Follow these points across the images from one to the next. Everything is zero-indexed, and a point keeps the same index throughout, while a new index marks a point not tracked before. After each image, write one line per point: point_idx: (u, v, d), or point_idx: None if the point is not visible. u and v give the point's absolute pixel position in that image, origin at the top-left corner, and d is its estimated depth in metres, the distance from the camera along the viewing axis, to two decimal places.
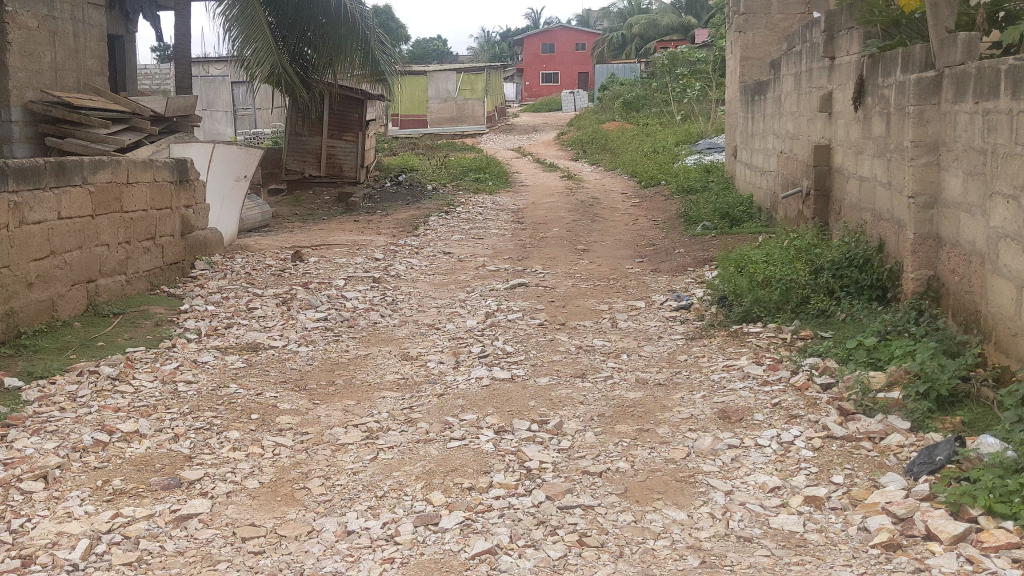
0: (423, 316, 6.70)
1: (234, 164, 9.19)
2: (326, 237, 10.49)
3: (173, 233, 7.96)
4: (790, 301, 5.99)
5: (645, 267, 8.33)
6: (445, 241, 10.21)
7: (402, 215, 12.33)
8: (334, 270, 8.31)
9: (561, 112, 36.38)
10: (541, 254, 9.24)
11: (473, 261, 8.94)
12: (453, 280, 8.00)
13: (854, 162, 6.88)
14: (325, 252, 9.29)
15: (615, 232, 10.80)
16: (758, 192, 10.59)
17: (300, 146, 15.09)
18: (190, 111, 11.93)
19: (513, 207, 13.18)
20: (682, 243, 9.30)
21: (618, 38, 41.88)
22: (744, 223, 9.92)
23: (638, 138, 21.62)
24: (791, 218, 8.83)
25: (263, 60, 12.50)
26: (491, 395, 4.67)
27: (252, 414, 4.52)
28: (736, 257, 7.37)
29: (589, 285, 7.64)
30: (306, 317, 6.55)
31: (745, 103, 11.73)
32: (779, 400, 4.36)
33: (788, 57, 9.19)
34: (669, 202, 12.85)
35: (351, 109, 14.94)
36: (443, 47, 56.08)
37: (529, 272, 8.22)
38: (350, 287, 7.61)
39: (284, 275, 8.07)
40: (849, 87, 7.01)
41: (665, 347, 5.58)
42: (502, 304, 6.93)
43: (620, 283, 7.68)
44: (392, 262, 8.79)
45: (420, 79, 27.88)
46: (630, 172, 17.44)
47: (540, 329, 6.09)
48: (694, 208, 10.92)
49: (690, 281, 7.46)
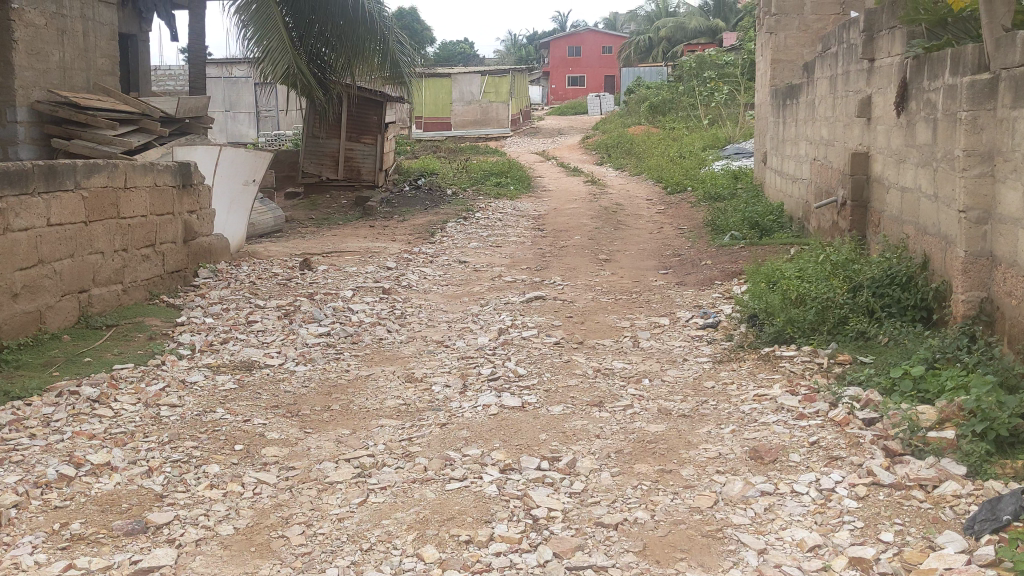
0: (432, 331, 6.31)
1: (241, 167, 8.83)
2: (339, 243, 10.12)
3: (174, 240, 7.61)
4: (827, 322, 5.54)
5: (670, 280, 7.89)
6: (462, 249, 9.82)
7: (419, 221, 11.96)
8: (343, 280, 7.93)
9: (587, 115, 35.99)
10: (560, 265, 8.81)
11: (489, 271, 8.54)
12: (467, 291, 7.60)
13: (895, 171, 6.42)
14: (336, 260, 8.92)
15: (638, 240, 10.37)
16: (789, 200, 10.12)
17: (317, 149, 14.77)
18: (202, 113, 11.60)
19: (534, 213, 12.78)
20: (709, 253, 8.85)
21: (645, 42, 41.39)
22: (774, 233, 9.46)
23: (664, 142, 21.19)
24: (825, 229, 8.38)
25: (277, 61, 12.13)
26: (499, 426, 4.25)
27: (237, 444, 4.13)
28: (767, 271, 6.92)
29: (610, 299, 7.20)
30: (308, 332, 6.17)
31: (775, 107, 11.27)
32: (818, 438, 3.92)
33: (823, 59, 8.74)
34: (696, 210, 12.40)
35: (370, 111, 14.62)
36: (469, 50, 55.81)
37: (547, 283, 7.81)
38: (357, 298, 7.22)
39: (290, 285, 7.71)
40: (891, 91, 6.55)
41: (690, 371, 5.14)
42: (517, 319, 6.51)
43: (643, 297, 7.25)
44: (404, 272, 8.41)
45: (443, 81, 27.53)
46: (656, 178, 17.01)
47: (555, 349, 5.67)
48: (722, 216, 10.46)
49: (718, 296, 7.01)
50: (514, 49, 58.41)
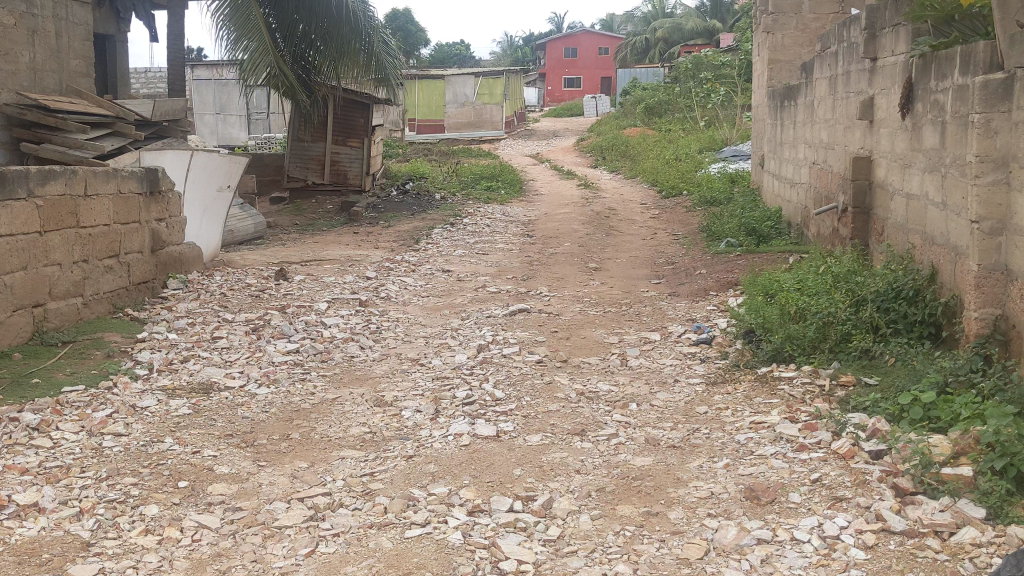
0: (409, 347, 5.94)
1: (215, 173, 8.48)
2: (319, 251, 9.75)
3: (141, 249, 7.24)
4: (828, 340, 5.17)
5: (663, 291, 7.52)
6: (446, 257, 9.46)
7: (405, 227, 11.59)
8: (319, 291, 7.56)
9: (583, 117, 35.65)
10: (548, 274, 8.43)
11: (473, 281, 8.17)
12: (448, 303, 7.24)
13: (900, 177, 6.06)
14: (314, 269, 8.55)
15: (630, 247, 10.01)
16: (787, 206, 9.77)
17: (303, 153, 14.39)
18: (181, 116, 11.22)
19: (524, 218, 12.42)
20: (703, 262, 8.48)
21: (641, 43, 41.15)
22: (771, 240, 9.11)
23: (659, 144, 20.84)
24: (825, 237, 8.02)
25: (258, 62, 11.74)
26: (470, 459, 3.88)
27: (181, 481, 3.75)
28: (764, 282, 6.55)
29: (598, 312, 6.83)
30: (275, 350, 5.79)
31: (773, 108, 10.92)
32: (821, 475, 3.55)
33: (823, 60, 8.38)
34: (690, 215, 12.03)
35: (357, 113, 14.25)
36: (464, 52, 55.44)
37: (533, 294, 7.45)
38: (332, 311, 6.86)
39: (263, 296, 7.34)
40: (895, 93, 6.19)
41: (681, 394, 4.76)
42: (498, 334, 6.14)
43: (633, 309, 6.89)
44: (384, 282, 8.04)
45: (437, 83, 27.15)
46: (650, 181, 16.66)
47: (537, 368, 5.30)
48: (717, 223, 10.10)
49: (712, 309, 6.65)
50: (509, 50, 58.06)
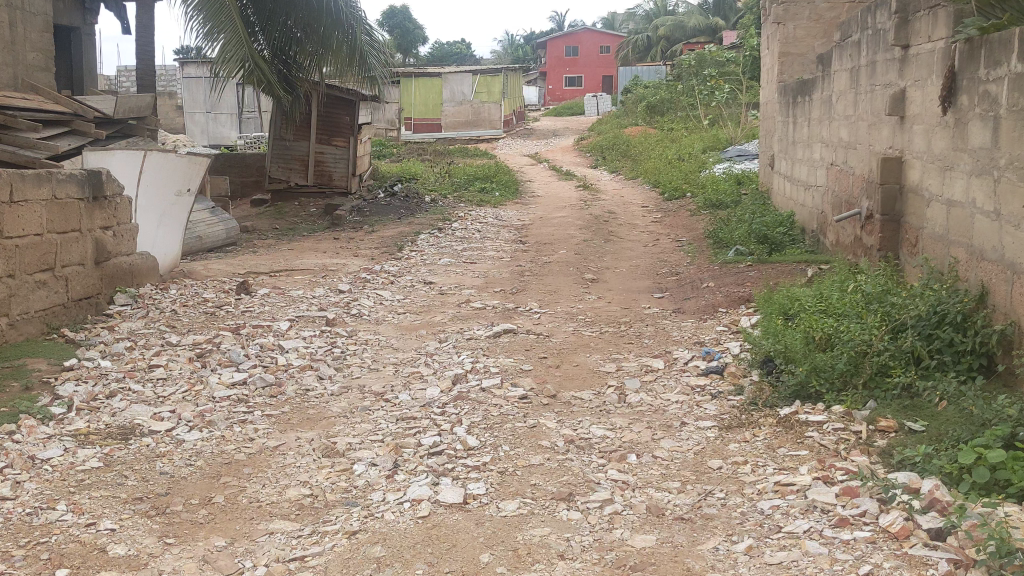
0: (374, 377, 5.14)
1: (172, 175, 7.69)
2: (293, 259, 8.96)
3: (82, 261, 6.46)
4: (862, 373, 4.41)
5: (666, 307, 6.73)
6: (430, 266, 8.68)
7: (390, 232, 10.81)
8: (283, 307, 6.79)
9: (583, 116, 34.91)
10: (540, 287, 7.64)
11: (457, 294, 7.39)
12: (426, 322, 6.45)
13: (939, 181, 5.29)
14: (282, 280, 7.78)
15: (630, 255, 9.23)
16: (801, 210, 9.01)
17: (285, 152, 13.60)
18: (147, 113, 10.43)
19: (518, 222, 11.63)
20: (710, 273, 7.69)
21: (643, 41, 40.55)
22: (785, 249, 8.26)
23: (661, 143, 20.05)
24: (846, 246, 7.24)
25: (229, 55, 10.82)
26: (427, 538, 3.10)
27: (61, 569, 2.97)
28: (782, 297, 5.78)
29: (593, 333, 6.04)
30: (218, 381, 5.00)
31: (784, 105, 10.13)
32: (871, 568, 2.77)
33: (841, 51, 7.62)
34: (695, 219, 11.24)
35: (341, 111, 13.51)
36: (464, 50, 54.58)
37: (522, 312, 6.67)
38: (294, 332, 6.07)
39: (218, 314, 6.56)
40: (932, 83, 5.42)
41: (690, 442, 3.97)
42: (478, 361, 5.36)
43: (634, 329, 6.10)
44: (358, 296, 7.26)
45: (433, 82, 26.25)
46: (652, 182, 15.88)
47: (521, 407, 4.51)
48: (724, 229, 9.31)
49: (722, 330, 5.86)
50: (509, 49, 57.20)
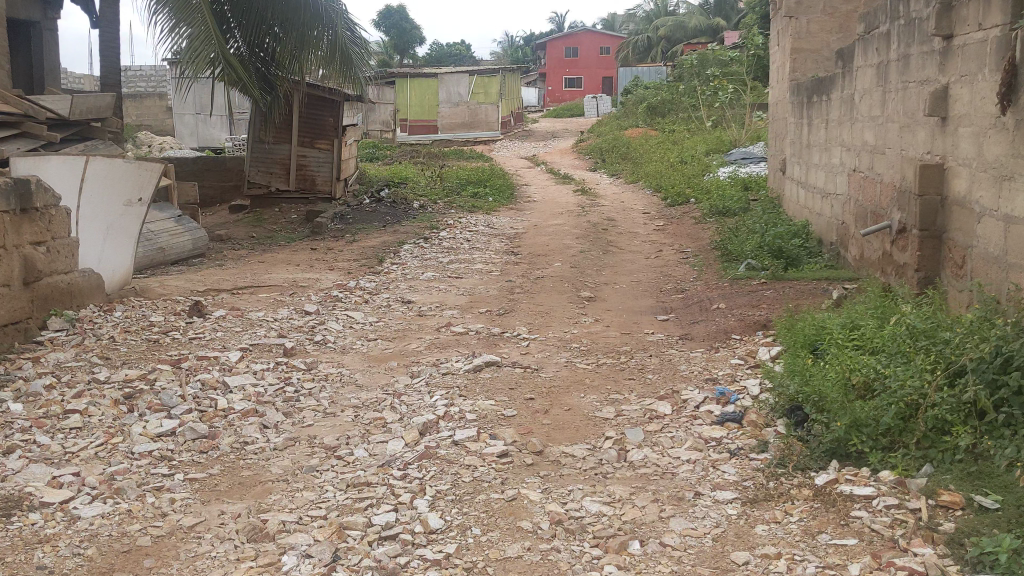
0: (329, 425, 4.34)
1: (120, 183, 6.93)
2: (260, 274, 8.16)
3: (9, 281, 5.68)
4: (914, 430, 3.62)
5: (672, 333, 5.93)
6: (410, 281, 7.89)
7: (371, 242, 10.03)
8: (237, 333, 6.00)
9: (583, 117, 34.16)
10: (531, 307, 6.83)
11: (437, 315, 6.58)
12: (398, 351, 5.64)
13: (993, 193, 4.51)
14: (243, 300, 7.00)
15: (631, 268, 8.45)
16: (818, 220, 8.23)
17: (265, 155, 12.77)
18: (107, 114, 9.63)
19: (511, 230, 10.85)
20: (720, 291, 6.90)
21: (644, 41, 39.86)
22: (803, 263, 7.46)
23: (663, 145, 19.28)
24: (873, 262, 6.46)
25: (198, 52, 9.98)
26: None
27: None
28: (808, 326, 5.00)
29: (589, 366, 5.22)
30: (141, 433, 4.21)
31: (796, 105, 9.35)
32: None
33: (866, 45, 6.83)
34: (700, 227, 10.46)
35: (325, 112, 12.71)
36: (463, 51, 53.76)
37: (508, 338, 5.88)
38: (243, 366, 5.27)
39: (162, 342, 5.77)
40: (984, 79, 4.63)
41: (705, 524, 3.19)
42: (453, 404, 4.55)
43: (636, 361, 5.31)
44: (326, 318, 6.47)
45: (429, 82, 25.42)
46: (653, 186, 15.10)
47: (499, 469, 3.71)
48: (733, 239, 8.52)
49: (738, 363, 5.07)
50: (508, 50, 56.45)
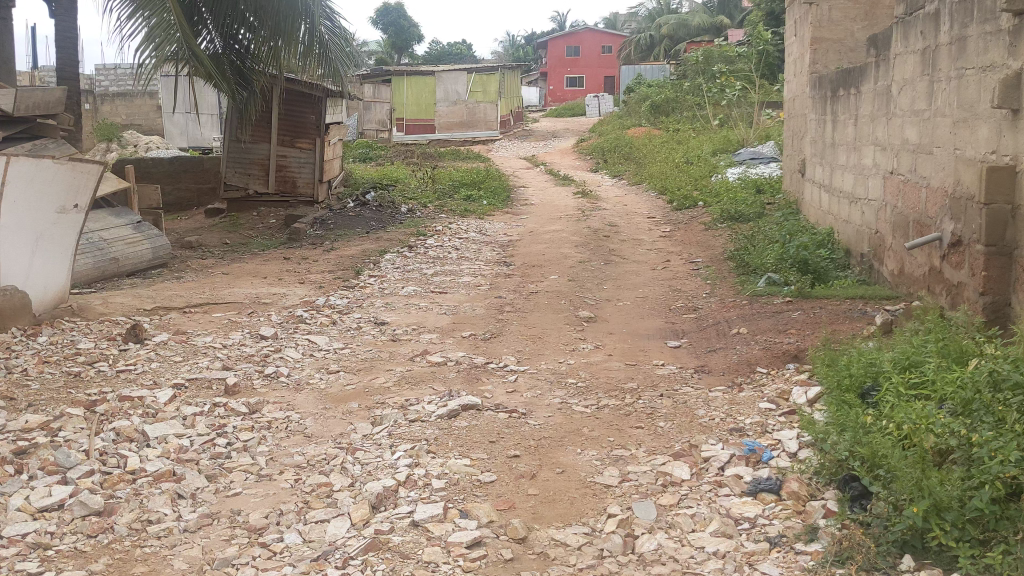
0: (261, 496, 3.46)
1: (51, 188, 6.04)
2: (221, 289, 7.28)
3: None
4: (1016, 518, 2.72)
5: (687, 365, 5.04)
6: (387, 297, 7.02)
7: (351, 250, 9.16)
8: (175, 365, 5.12)
9: (584, 117, 33.30)
10: (522, 329, 5.93)
11: (413, 341, 5.70)
12: (361, 388, 4.76)
13: None
14: (194, 321, 6.14)
15: (635, 282, 7.57)
16: (845, 227, 7.36)
17: (243, 156, 11.87)
18: (58, 110, 8.75)
19: (504, 237, 9.97)
20: (740, 311, 6.03)
21: (646, 40, 38.93)
22: (833, 278, 6.58)
23: (668, 145, 18.37)
24: (917, 280, 5.59)
25: (158, 40, 8.80)
26: None
27: None
28: (854, 363, 4.13)
29: (587, 410, 4.33)
30: (21, 506, 3.33)
31: (818, 100, 8.47)
32: None
33: (906, 29, 5.96)
34: (711, 234, 9.58)
35: (306, 109, 11.83)
36: (464, 51, 52.87)
37: (491, 371, 5.00)
38: (172, 411, 4.37)
39: (84, 377, 4.88)
40: None
41: None
42: (419, 465, 3.67)
43: (643, 402, 4.42)
44: (284, 344, 5.59)
45: (426, 79, 24.50)
46: (658, 188, 14.22)
47: (468, 569, 2.84)
48: (751, 250, 7.65)
49: (768, 407, 4.18)
50: (509, 49, 55.57)
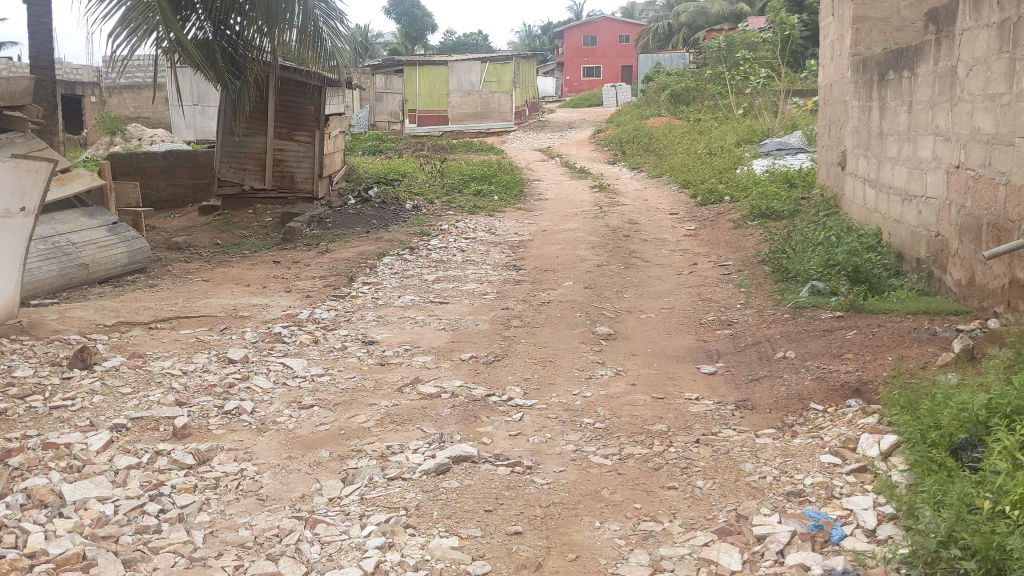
0: None
1: None
2: (197, 299, 6.52)
3: None
4: None
5: (726, 399, 4.23)
6: (380, 309, 6.23)
7: (347, 252, 8.37)
8: (120, 400, 4.33)
9: (601, 107, 32.42)
10: (530, 349, 5.13)
11: (403, 364, 4.92)
12: (337, 430, 3.98)
13: None
14: (156, 341, 5.37)
15: (660, 289, 6.75)
16: (896, 227, 6.53)
17: (238, 149, 11.08)
18: (25, 101, 7.97)
19: (515, 237, 9.17)
20: (783, 329, 5.21)
21: (665, 28, 37.98)
22: (889, 286, 5.74)
23: (690, 135, 17.50)
24: (993, 293, 4.77)
25: (131, 20, 7.83)
26: None
27: None
28: (939, 407, 3.30)
29: (607, 462, 3.53)
30: None
31: (862, 83, 7.61)
32: None
33: (977, 0, 5.11)
34: (741, 233, 8.75)
35: (303, 100, 11.02)
36: (480, 41, 52.04)
37: (490, 407, 4.20)
38: (103, 463, 3.60)
39: (11, 415, 4.10)
40: None
41: None
42: (392, 547, 2.87)
43: (675, 451, 3.61)
44: (254, 370, 4.81)
45: (439, 69, 23.68)
46: (679, 181, 13.39)
47: None
48: (791, 253, 6.81)
49: (833, 463, 3.37)
50: (525, 40, 54.70)
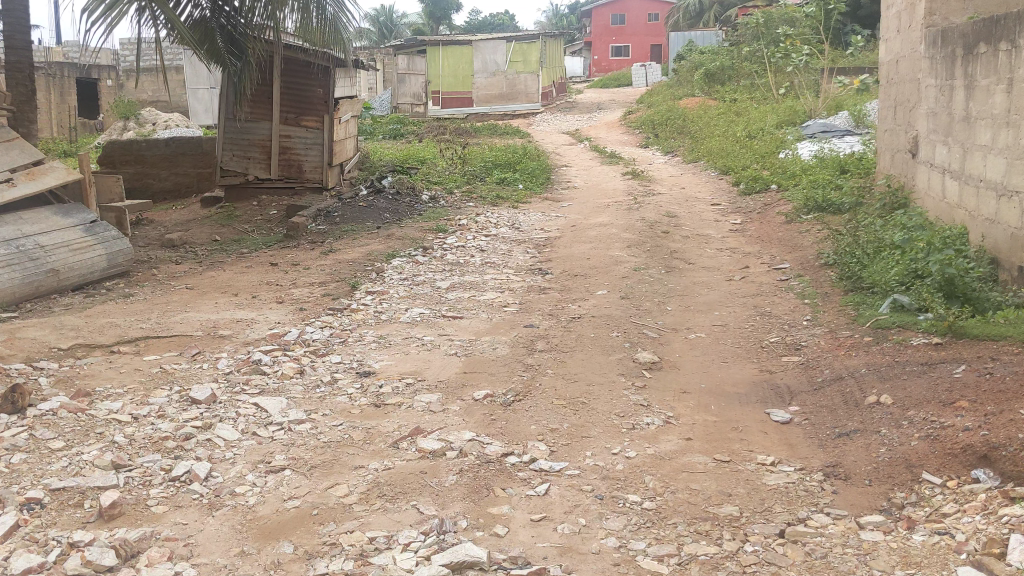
0: None
1: None
2: (173, 313, 5.65)
3: None
4: None
5: (810, 465, 3.31)
6: (380, 327, 5.34)
7: (353, 252, 7.49)
8: (45, 460, 3.45)
9: (630, 87, 31.31)
10: (558, 385, 4.23)
11: (402, 406, 4.02)
12: (310, 507, 3.09)
13: None
14: (114, 372, 4.49)
15: (709, 300, 5.80)
16: (989, 227, 5.56)
17: (240, 136, 10.14)
18: None
19: (540, 234, 8.25)
20: (868, 359, 4.27)
21: (696, 5, 36.74)
22: (991, 300, 4.77)
23: (727, 116, 16.44)
24: None
25: None
26: None
27: None
28: None
29: (663, 570, 2.61)
30: None
31: (939, 58, 6.60)
32: None
33: None
34: (795, 229, 7.78)
35: (312, 82, 10.12)
36: (507, 22, 50.98)
37: (504, 473, 3.30)
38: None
39: None
40: None
41: None
42: None
43: (753, 551, 2.69)
44: (220, 414, 3.93)
45: (464, 49, 22.52)
46: (718, 167, 12.38)
47: None
48: (862, 258, 5.84)
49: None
50: (552, 20, 53.50)
